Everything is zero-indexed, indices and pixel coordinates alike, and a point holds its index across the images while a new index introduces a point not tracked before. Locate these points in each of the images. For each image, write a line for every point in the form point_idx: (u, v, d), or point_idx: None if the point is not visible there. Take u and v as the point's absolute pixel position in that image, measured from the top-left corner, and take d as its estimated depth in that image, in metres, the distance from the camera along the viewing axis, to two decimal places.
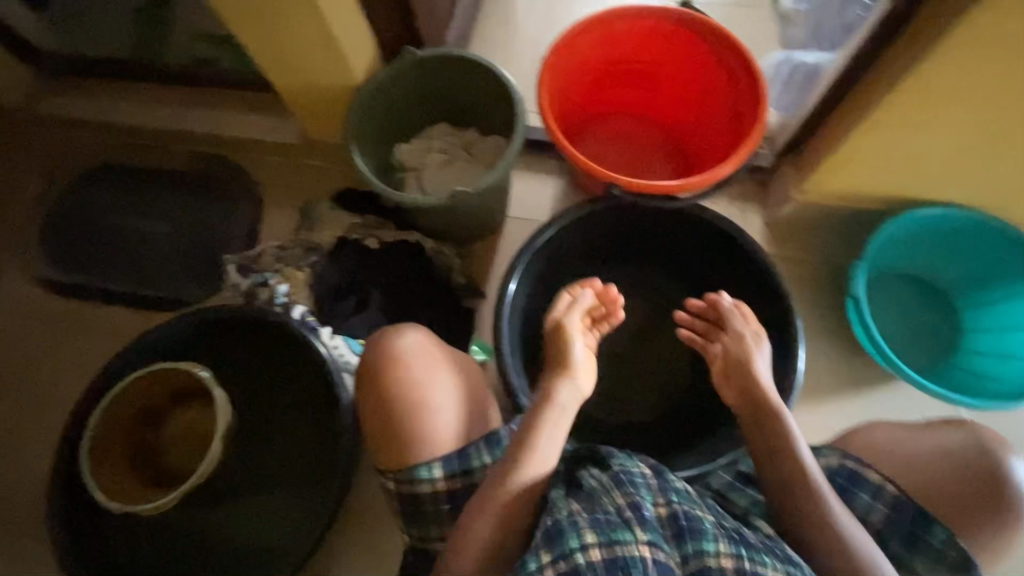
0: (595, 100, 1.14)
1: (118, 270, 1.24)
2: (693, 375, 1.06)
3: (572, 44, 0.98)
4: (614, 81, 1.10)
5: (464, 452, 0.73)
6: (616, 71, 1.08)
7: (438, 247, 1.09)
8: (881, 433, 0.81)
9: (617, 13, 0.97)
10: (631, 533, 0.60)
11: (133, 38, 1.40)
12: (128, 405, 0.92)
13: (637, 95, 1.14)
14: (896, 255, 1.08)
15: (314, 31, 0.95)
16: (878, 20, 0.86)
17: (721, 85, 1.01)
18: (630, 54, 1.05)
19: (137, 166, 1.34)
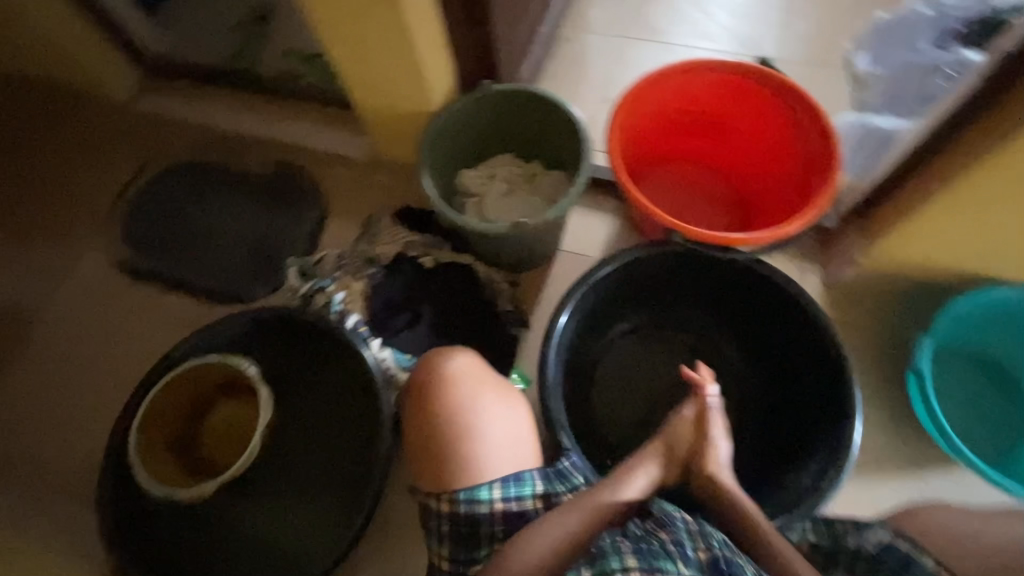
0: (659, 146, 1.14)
1: (190, 261, 1.32)
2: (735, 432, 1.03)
3: (644, 91, 0.99)
4: (680, 129, 1.11)
5: (519, 477, 0.75)
6: (683, 120, 1.09)
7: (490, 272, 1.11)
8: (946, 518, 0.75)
9: (690, 66, 0.99)
10: (672, 565, 0.62)
11: (230, 50, 1.52)
12: (178, 395, 0.95)
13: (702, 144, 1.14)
14: (963, 333, 1.03)
15: (400, 57, 1.00)
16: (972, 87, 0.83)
17: (792, 141, 1.00)
18: (700, 105, 1.06)
19: (219, 166, 1.42)
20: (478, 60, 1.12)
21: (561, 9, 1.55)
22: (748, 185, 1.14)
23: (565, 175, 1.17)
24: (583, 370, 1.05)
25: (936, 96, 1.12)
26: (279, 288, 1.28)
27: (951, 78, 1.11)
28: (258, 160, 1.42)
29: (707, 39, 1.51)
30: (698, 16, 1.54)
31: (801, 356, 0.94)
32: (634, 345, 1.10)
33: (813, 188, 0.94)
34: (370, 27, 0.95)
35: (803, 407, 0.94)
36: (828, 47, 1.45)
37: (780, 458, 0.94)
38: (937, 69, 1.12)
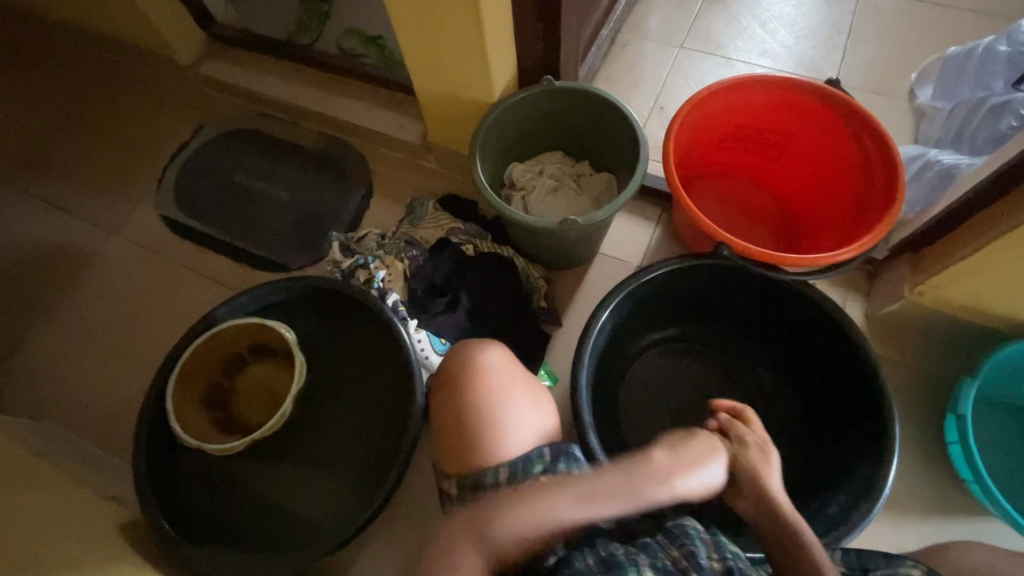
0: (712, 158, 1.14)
1: (236, 227, 1.35)
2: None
3: (706, 101, 0.99)
4: (736, 143, 1.10)
5: (527, 463, 0.72)
6: (740, 134, 1.08)
7: (528, 267, 1.13)
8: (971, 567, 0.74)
9: (757, 81, 0.98)
10: None
11: (294, 25, 1.55)
12: (215, 352, 0.97)
13: (757, 161, 1.13)
14: (1010, 381, 1.01)
15: (464, 46, 1.02)
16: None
17: (852, 166, 0.99)
18: (760, 121, 1.05)
19: (274, 138, 1.46)
20: (540, 56, 1.13)
21: (622, 14, 1.55)
22: (799, 206, 1.13)
23: (613, 179, 1.17)
24: (613, 375, 1.05)
25: (1006, 137, 1.09)
26: (319, 261, 1.30)
27: (1023, 120, 1.08)
28: (311, 133, 1.45)
29: (767, 57, 1.49)
30: (760, 33, 1.52)
31: (839, 384, 0.92)
32: (667, 355, 1.09)
33: (871, 214, 0.93)
34: (441, 13, 0.96)
35: (836, 436, 0.92)
36: (892, 76, 1.42)
37: (807, 485, 0.93)
38: (1009, 109, 1.09)
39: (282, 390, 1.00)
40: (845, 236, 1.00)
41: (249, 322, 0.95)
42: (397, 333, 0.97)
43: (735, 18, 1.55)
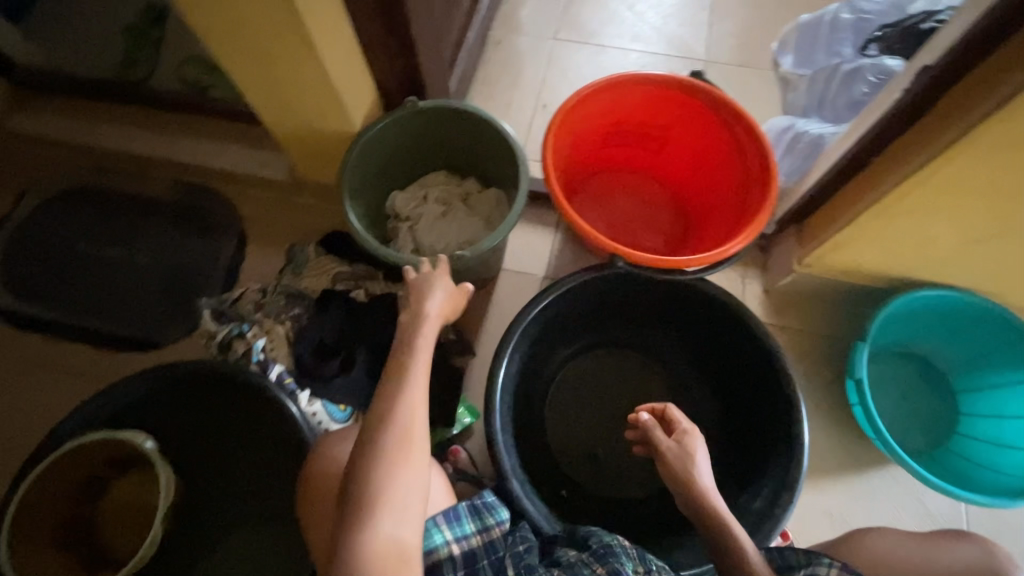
0: (596, 158, 1.11)
1: (81, 308, 1.16)
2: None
3: (579, 106, 0.95)
4: (616, 141, 1.07)
5: (425, 532, 0.72)
6: (620, 131, 1.06)
7: None
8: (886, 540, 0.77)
9: (623, 80, 0.95)
10: None
11: (120, 58, 1.35)
12: (61, 480, 0.82)
13: (640, 153, 1.12)
14: (893, 332, 1.06)
15: (309, 73, 0.90)
16: (899, 106, 0.84)
17: (727, 154, 0.99)
18: (636, 117, 1.03)
19: (112, 193, 1.26)
20: (399, 72, 1.04)
21: (490, 9, 1.48)
22: (687, 194, 1.13)
23: (501, 196, 1.11)
24: (533, 399, 1.01)
25: (862, 102, 1.14)
26: (193, 330, 1.15)
27: (873, 85, 1.13)
28: (160, 183, 1.27)
29: (639, 41, 1.48)
30: (629, 17, 1.51)
31: (746, 373, 0.93)
32: (581, 367, 1.07)
33: (750, 201, 0.94)
34: (270, 39, 0.85)
35: (751, 424, 0.94)
36: (755, 48, 1.46)
37: (733, 477, 0.94)
38: (860, 75, 1.14)
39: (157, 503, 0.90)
40: (729, 222, 1.01)
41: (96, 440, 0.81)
42: (289, 412, 0.86)
43: (603, 3, 1.52)
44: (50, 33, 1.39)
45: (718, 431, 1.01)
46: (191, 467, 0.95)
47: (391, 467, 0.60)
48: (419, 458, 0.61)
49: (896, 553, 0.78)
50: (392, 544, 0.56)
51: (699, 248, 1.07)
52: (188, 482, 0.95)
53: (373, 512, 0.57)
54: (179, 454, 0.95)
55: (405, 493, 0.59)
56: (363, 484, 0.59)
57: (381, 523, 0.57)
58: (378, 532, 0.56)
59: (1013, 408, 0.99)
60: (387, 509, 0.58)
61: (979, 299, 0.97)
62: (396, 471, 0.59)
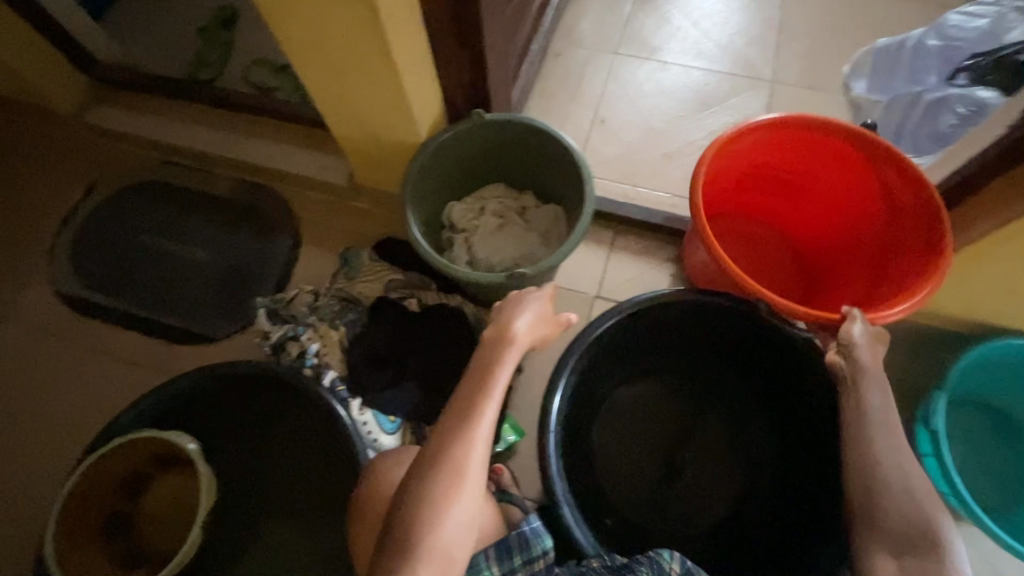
0: (726, 202, 1.09)
1: (140, 298, 1.19)
2: (740, 486, 0.98)
3: (726, 147, 0.92)
4: (757, 184, 1.05)
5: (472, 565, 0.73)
6: (757, 177, 1.04)
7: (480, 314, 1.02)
8: None
9: (782, 123, 0.92)
10: None
11: (192, 58, 1.39)
12: (111, 471, 0.84)
13: (776, 200, 1.09)
14: (970, 380, 1.00)
15: (381, 81, 0.90)
16: (998, 144, 0.79)
17: (882, 206, 0.95)
18: (776, 163, 1.00)
19: (176, 188, 1.30)
20: (466, 84, 1.04)
21: (551, 21, 1.46)
22: (824, 245, 1.10)
23: (560, 213, 1.09)
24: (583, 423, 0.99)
25: (949, 135, 1.09)
26: (245, 327, 1.16)
27: (961, 117, 1.07)
28: (222, 181, 1.30)
29: (703, 58, 1.44)
30: (692, 33, 1.47)
31: (811, 414, 0.88)
32: (633, 392, 1.04)
33: (913, 259, 0.89)
34: (349, 47, 0.85)
35: (813, 468, 0.89)
36: (825, 70, 1.40)
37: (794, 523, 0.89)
38: (947, 105, 1.08)
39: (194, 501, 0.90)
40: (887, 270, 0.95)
41: (146, 437, 0.82)
42: (338, 418, 0.86)
43: (666, 18, 1.49)
44: (128, 31, 1.44)
45: (774, 470, 0.97)
46: (238, 467, 0.96)
47: (441, 510, 0.59)
48: (467, 502, 0.60)
49: None
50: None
51: (849, 298, 1.01)
52: (235, 482, 0.96)
53: (415, 552, 0.58)
54: (226, 452, 0.97)
55: (447, 538, 0.59)
56: (410, 522, 0.59)
57: (421, 565, 0.58)
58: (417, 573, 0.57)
59: None
60: (429, 551, 0.58)
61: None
62: (442, 516, 0.59)
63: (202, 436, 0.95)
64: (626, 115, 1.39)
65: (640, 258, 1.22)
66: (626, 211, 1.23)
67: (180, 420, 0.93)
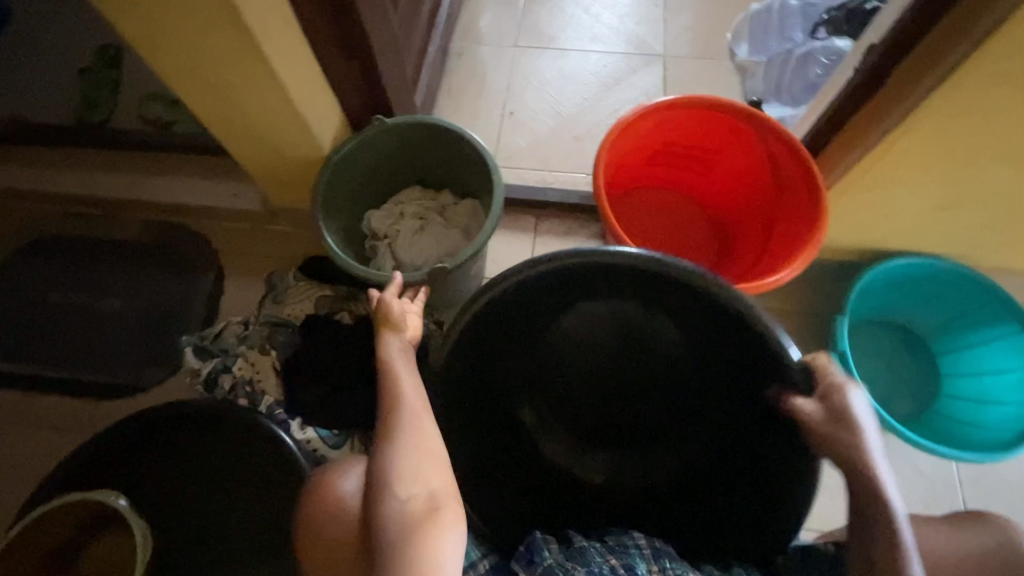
0: (635, 174, 1.15)
1: (54, 360, 1.13)
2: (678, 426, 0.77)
3: (624, 132, 0.97)
4: (656, 158, 1.11)
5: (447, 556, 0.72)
6: (659, 150, 1.09)
7: None
8: None
9: (665, 105, 0.97)
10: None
11: (79, 102, 1.32)
12: (40, 542, 0.81)
13: (677, 172, 1.16)
14: (871, 302, 1.09)
15: (271, 96, 0.89)
16: (853, 84, 0.87)
17: (767, 167, 1.02)
18: (677, 138, 1.06)
19: (79, 240, 1.24)
20: (363, 90, 1.04)
21: (448, 22, 1.48)
22: (725, 205, 1.16)
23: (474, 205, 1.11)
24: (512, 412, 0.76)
25: (818, 84, 1.22)
26: (177, 369, 1.13)
27: (826, 66, 1.20)
28: (128, 224, 1.25)
29: (599, 42, 1.50)
30: (586, 19, 1.53)
31: None
32: (538, 354, 0.74)
33: (799, 217, 0.96)
34: (233, 69, 0.85)
35: (753, 422, 0.68)
36: (710, 38, 1.48)
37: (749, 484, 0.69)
38: (813, 58, 1.21)
39: (131, 563, 0.87)
40: (778, 225, 1.03)
41: (71, 500, 0.79)
42: (281, 442, 0.88)
43: (559, 7, 1.55)
44: (7, 81, 1.37)
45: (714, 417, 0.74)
46: (180, 514, 0.93)
47: (390, 439, 0.59)
48: (411, 419, 0.61)
49: None
50: (417, 501, 0.55)
51: (753, 253, 1.08)
52: (180, 527, 0.92)
53: (387, 484, 0.56)
54: (167, 500, 0.93)
55: (409, 455, 0.58)
56: (374, 465, 0.59)
57: (397, 489, 0.56)
58: (398, 497, 0.55)
59: (994, 364, 1.02)
60: (399, 474, 0.57)
61: (953, 263, 1.01)
62: (393, 443, 0.59)
63: (141, 488, 0.92)
64: (534, 104, 1.43)
65: (565, 240, 1.27)
66: (545, 195, 1.27)
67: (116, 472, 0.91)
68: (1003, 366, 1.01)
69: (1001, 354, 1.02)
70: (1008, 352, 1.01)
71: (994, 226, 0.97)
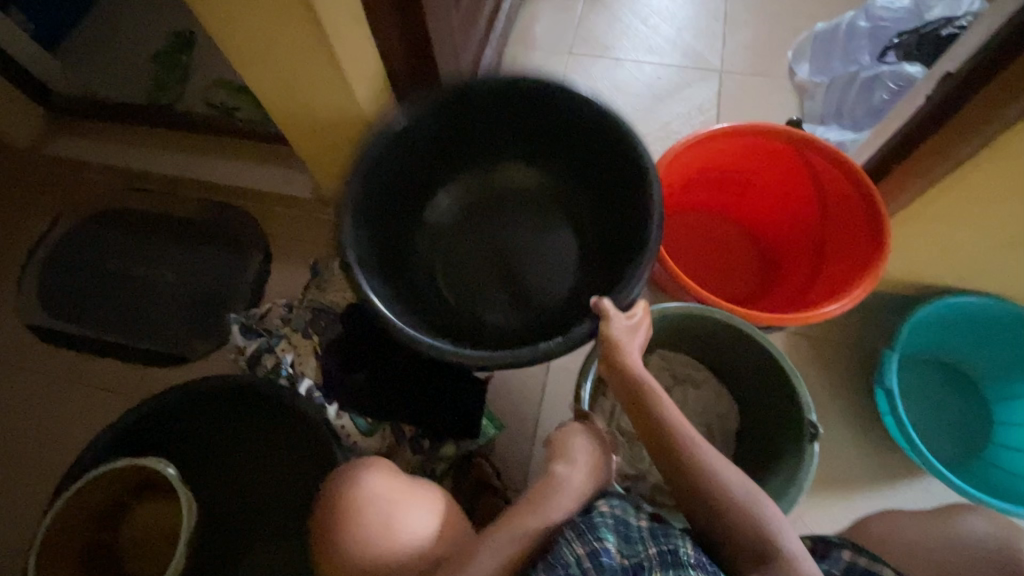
0: (680, 199, 1.12)
1: (109, 326, 1.19)
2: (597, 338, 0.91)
3: (674, 160, 0.97)
4: (702, 184, 1.10)
5: None
6: (705, 178, 1.09)
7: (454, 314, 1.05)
8: (914, 533, 0.79)
9: (713, 133, 0.97)
10: None
11: (151, 83, 1.40)
12: (89, 504, 0.86)
13: (725, 198, 1.14)
14: (919, 339, 1.04)
15: (335, 90, 0.93)
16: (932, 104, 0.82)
17: (807, 198, 1.03)
18: (719, 165, 1.05)
19: (140, 213, 1.31)
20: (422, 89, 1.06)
21: (506, 26, 1.50)
22: (776, 232, 1.13)
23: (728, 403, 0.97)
24: (418, 295, 1.03)
25: (882, 109, 1.18)
26: (221, 345, 1.17)
27: (893, 91, 1.16)
28: (187, 202, 1.31)
29: (654, 53, 1.48)
30: (643, 30, 1.51)
31: (767, 392, 0.87)
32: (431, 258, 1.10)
33: (856, 255, 0.93)
34: (308, 74, 0.90)
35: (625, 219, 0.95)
36: (771, 55, 1.44)
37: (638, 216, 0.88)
38: (880, 82, 1.17)
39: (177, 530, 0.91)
40: (833, 253, 1.00)
41: (121, 466, 0.84)
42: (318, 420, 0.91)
43: (616, 16, 1.53)
44: (86, 61, 1.45)
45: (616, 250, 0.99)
46: (218, 483, 0.97)
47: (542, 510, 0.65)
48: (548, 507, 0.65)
49: (930, 549, 0.77)
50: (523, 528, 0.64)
51: (797, 284, 1.06)
52: (216, 496, 0.97)
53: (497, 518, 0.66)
54: (205, 471, 0.97)
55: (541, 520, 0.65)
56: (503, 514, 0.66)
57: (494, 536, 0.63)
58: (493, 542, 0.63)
59: None
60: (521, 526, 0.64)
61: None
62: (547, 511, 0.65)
63: (186, 455, 0.97)
64: None
65: None
66: None
67: (160, 443, 0.95)
68: None
69: None
70: None
71: None
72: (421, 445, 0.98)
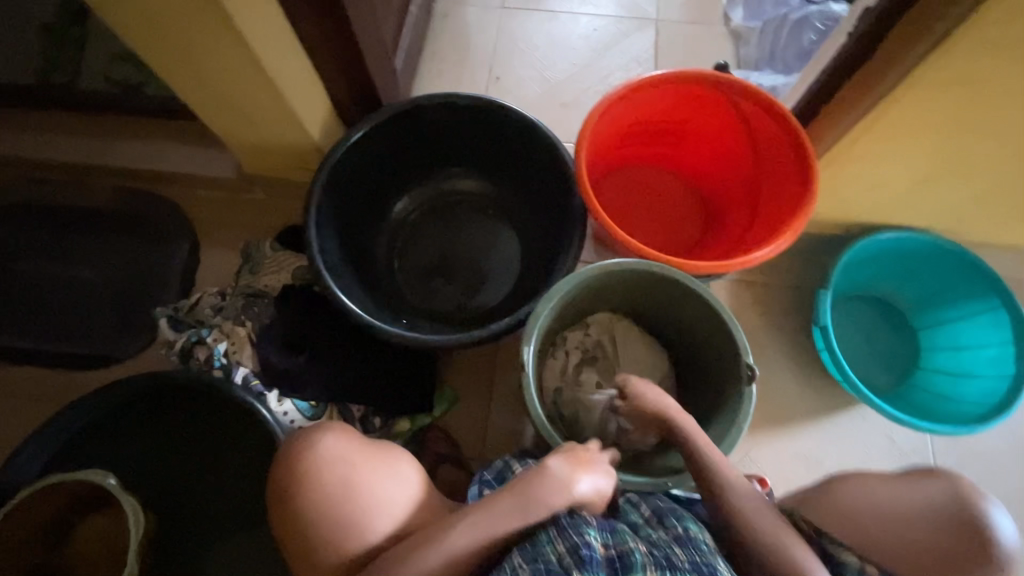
0: (616, 153, 1.10)
1: (25, 332, 1.11)
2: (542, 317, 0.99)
3: (607, 110, 0.95)
4: (638, 137, 1.08)
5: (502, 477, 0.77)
6: (640, 131, 1.07)
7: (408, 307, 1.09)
8: None
9: (643, 84, 0.95)
10: None
11: (41, 61, 1.26)
12: (25, 526, 0.81)
13: (661, 150, 1.13)
14: (853, 276, 1.08)
15: (241, 57, 0.85)
16: (855, 41, 0.82)
17: (739, 144, 1.03)
18: (652, 116, 1.04)
19: (46, 207, 1.19)
20: (340, 52, 0.98)
21: None
22: (713, 182, 1.13)
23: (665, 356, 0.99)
24: (377, 293, 1.07)
25: (810, 50, 1.22)
26: (153, 340, 1.11)
27: (820, 32, 1.21)
28: (98, 190, 1.21)
29: (589, 4, 1.44)
30: None
31: (707, 340, 0.89)
32: (390, 257, 1.13)
33: (786, 199, 0.94)
34: (209, 40, 0.82)
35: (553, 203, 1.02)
36: (705, 0, 1.41)
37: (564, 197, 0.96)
38: (808, 23, 1.22)
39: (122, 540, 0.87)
40: (765, 198, 1.01)
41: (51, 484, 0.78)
42: (260, 416, 0.86)
43: None
44: None
45: (549, 233, 1.05)
46: (164, 483, 0.93)
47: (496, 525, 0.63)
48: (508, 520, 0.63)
49: None
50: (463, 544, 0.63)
51: (733, 232, 1.07)
52: (163, 497, 0.93)
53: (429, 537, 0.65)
54: (148, 472, 0.93)
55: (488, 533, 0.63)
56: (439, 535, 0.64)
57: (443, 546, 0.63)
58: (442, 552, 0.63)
59: (976, 339, 1.03)
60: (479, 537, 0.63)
61: (938, 239, 1.01)
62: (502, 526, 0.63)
63: (126, 461, 0.92)
64: (520, 70, 1.39)
65: None
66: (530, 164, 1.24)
67: (93, 450, 0.90)
68: (984, 340, 1.02)
69: (983, 328, 1.02)
70: (989, 325, 1.02)
71: (979, 197, 0.97)
72: (373, 423, 0.96)
